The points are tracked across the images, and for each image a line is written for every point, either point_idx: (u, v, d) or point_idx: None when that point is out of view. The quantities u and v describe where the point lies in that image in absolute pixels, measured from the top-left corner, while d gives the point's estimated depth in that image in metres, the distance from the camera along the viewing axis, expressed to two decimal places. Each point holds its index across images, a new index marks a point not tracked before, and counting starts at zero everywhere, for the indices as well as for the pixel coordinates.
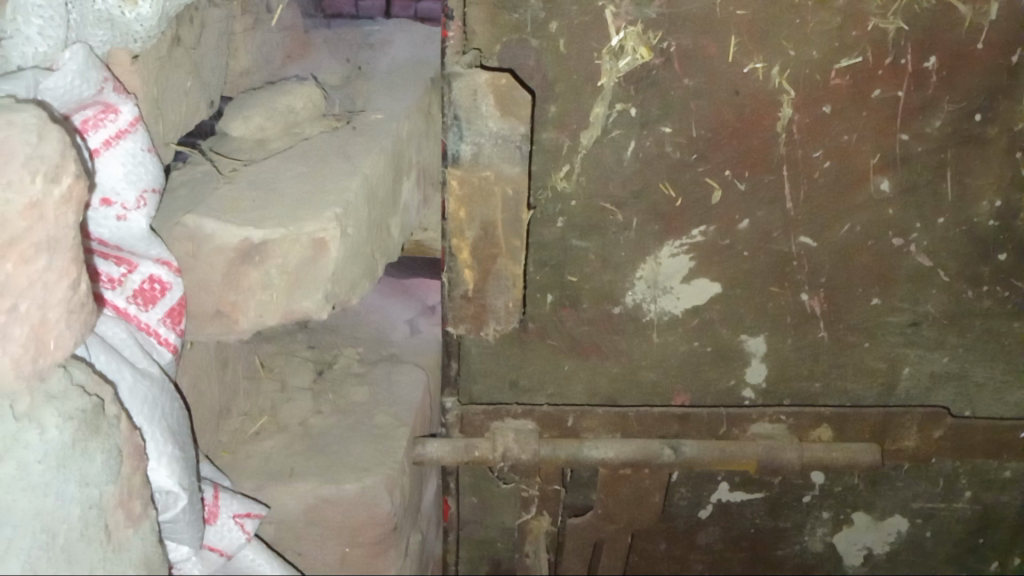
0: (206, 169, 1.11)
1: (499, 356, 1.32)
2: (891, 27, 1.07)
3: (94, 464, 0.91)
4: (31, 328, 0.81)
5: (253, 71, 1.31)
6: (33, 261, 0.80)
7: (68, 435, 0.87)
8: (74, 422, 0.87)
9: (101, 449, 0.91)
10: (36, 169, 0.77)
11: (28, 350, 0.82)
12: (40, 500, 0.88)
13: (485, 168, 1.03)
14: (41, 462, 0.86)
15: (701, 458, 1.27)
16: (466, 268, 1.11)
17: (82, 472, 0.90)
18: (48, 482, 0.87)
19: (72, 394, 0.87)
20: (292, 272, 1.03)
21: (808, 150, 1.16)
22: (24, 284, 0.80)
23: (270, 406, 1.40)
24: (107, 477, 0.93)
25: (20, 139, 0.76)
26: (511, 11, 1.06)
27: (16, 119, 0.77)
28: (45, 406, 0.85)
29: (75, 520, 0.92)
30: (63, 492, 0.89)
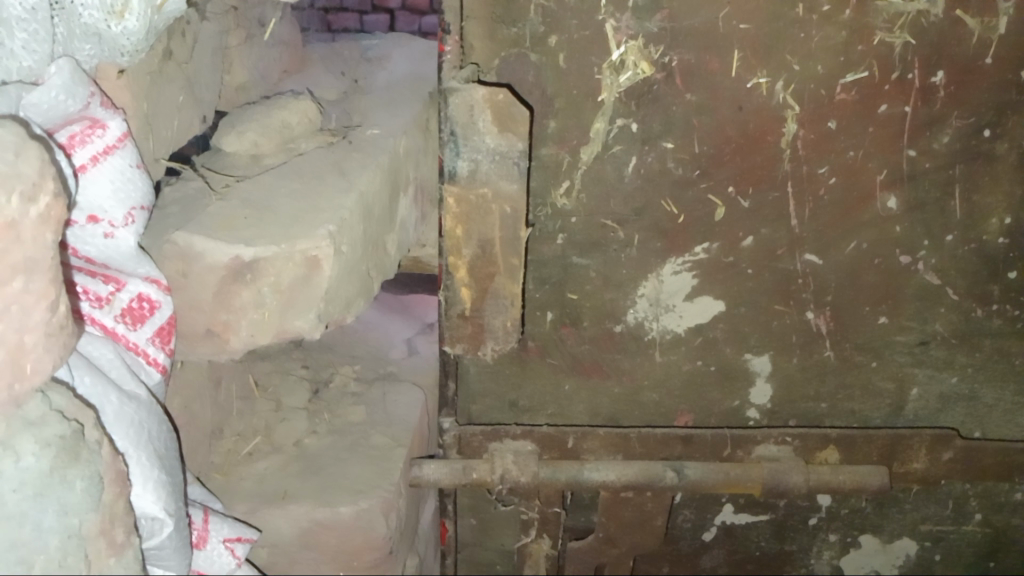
0: (199, 186, 1.09)
1: (499, 377, 1.29)
2: (898, 41, 1.05)
3: (73, 492, 0.88)
4: (8, 352, 0.79)
5: (248, 86, 1.29)
6: (10, 282, 0.77)
7: (45, 462, 0.84)
8: (51, 449, 0.84)
9: (80, 476, 0.88)
10: (13, 187, 0.74)
11: (5, 375, 0.79)
12: (15, 531, 0.84)
13: (482, 185, 1.01)
14: (15, 492, 0.83)
15: (704, 481, 1.25)
16: (464, 286, 1.09)
17: (61, 500, 0.87)
18: (23, 512, 0.84)
19: (50, 419, 0.85)
20: (285, 291, 1.01)
21: (813, 167, 1.13)
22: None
23: (264, 426, 1.37)
24: (88, 505, 0.90)
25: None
26: (510, 25, 1.04)
27: None
28: (22, 433, 0.82)
29: (53, 551, 0.89)
30: (40, 522, 0.86)
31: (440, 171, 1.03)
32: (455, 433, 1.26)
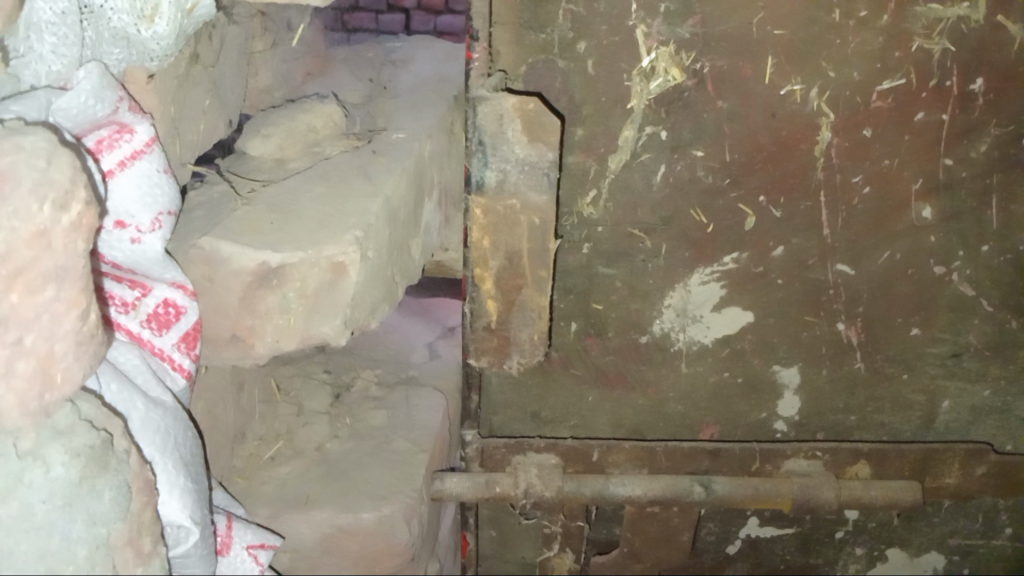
0: (224, 190, 1.08)
1: (521, 387, 1.27)
2: (936, 48, 1.03)
3: (102, 501, 0.86)
4: (37, 361, 0.78)
5: (272, 88, 1.28)
6: (40, 291, 0.76)
7: (74, 472, 0.84)
8: (80, 459, 0.84)
9: (109, 485, 0.87)
10: (44, 194, 0.74)
11: (34, 385, 0.79)
12: (45, 542, 0.84)
13: (510, 196, 1.00)
14: (45, 502, 0.83)
15: (733, 497, 1.23)
16: (490, 297, 1.07)
17: (89, 509, 0.86)
18: (51, 523, 0.84)
19: (79, 429, 0.84)
20: (310, 296, 1.00)
21: (846, 176, 1.11)
22: (29, 316, 0.76)
23: (285, 431, 1.36)
24: (116, 514, 0.88)
25: (27, 165, 0.74)
26: (538, 30, 1.02)
27: (24, 143, 0.75)
28: (50, 442, 0.83)
29: (82, 561, 0.87)
30: (68, 532, 0.85)
31: (467, 180, 1.02)
32: (478, 446, 1.24)
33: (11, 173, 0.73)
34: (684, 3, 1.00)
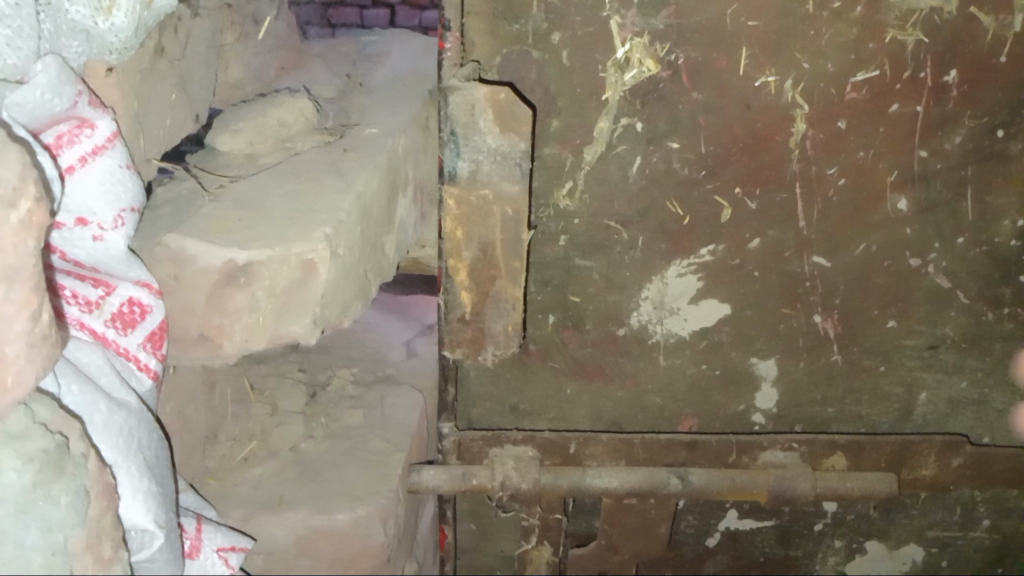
0: (192, 186, 1.06)
1: (499, 379, 1.26)
2: (910, 39, 1.02)
3: (58, 507, 0.85)
4: None
5: (243, 82, 1.26)
6: None
7: (28, 478, 0.81)
8: (35, 464, 0.81)
9: (65, 491, 0.85)
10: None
11: None
12: None
13: (483, 186, 0.98)
14: None
15: (709, 488, 1.22)
16: (464, 289, 1.06)
17: (44, 516, 0.84)
18: (5, 530, 0.82)
19: (33, 433, 0.82)
20: (280, 295, 0.98)
21: (822, 167, 1.11)
22: None
23: (259, 431, 1.34)
24: (73, 521, 0.87)
25: None
26: (512, 21, 1.01)
27: None
28: (4, 448, 0.80)
29: (38, 568, 0.86)
30: (23, 540, 0.84)
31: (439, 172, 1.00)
32: (455, 439, 1.23)
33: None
34: None
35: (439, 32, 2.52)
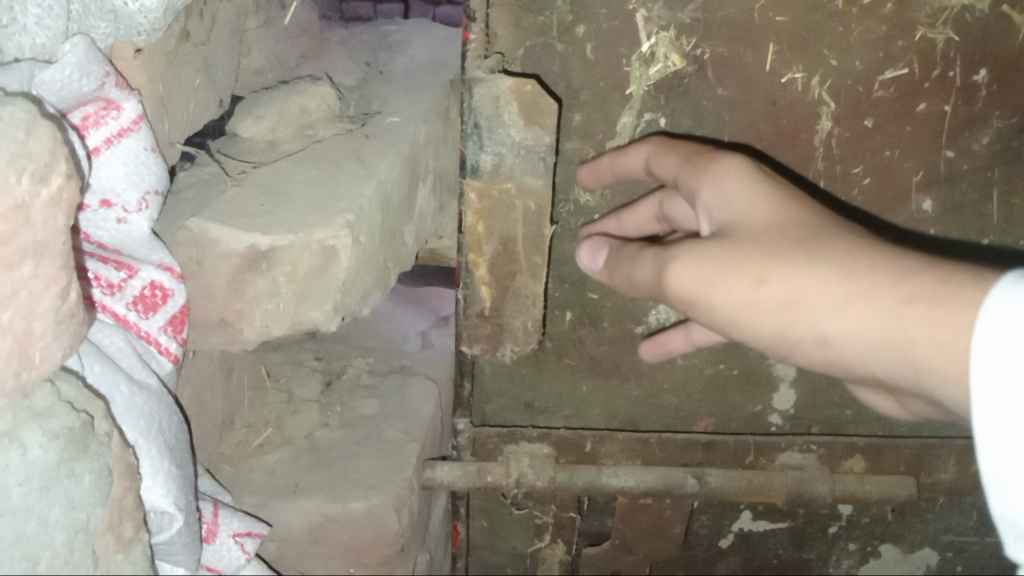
0: (214, 171, 1.06)
1: (515, 376, 1.25)
2: (940, 37, 1.03)
3: (82, 485, 0.84)
4: (16, 340, 0.74)
5: (265, 70, 1.26)
6: (19, 266, 0.73)
7: (53, 455, 0.80)
8: (60, 441, 0.80)
9: (88, 469, 0.85)
10: (22, 168, 0.71)
11: (13, 364, 0.75)
12: (20, 526, 0.80)
13: (506, 180, 0.98)
14: (21, 486, 0.79)
15: (726, 489, 1.23)
16: (484, 284, 1.06)
17: (67, 493, 0.83)
18: (28, 506, 0.80)
19: (58, 411, 0.81)
20: (301, 281, 0.99)
21: (847, 166, 1.11)
22: (7, 293, 0.72)
23: (275, 418, 1.35)
24: (96, 499, 0.87)
25: (8, 136, 0.70)
26: (536, 13, 1.00)
27: (5, 112, 0.71)
28: (29, 424, 0.78)
29: (59, 546, 0.84)
30: (46, 516, 0.82)
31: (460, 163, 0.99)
32: (470, 434, 1.23)
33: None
34: None
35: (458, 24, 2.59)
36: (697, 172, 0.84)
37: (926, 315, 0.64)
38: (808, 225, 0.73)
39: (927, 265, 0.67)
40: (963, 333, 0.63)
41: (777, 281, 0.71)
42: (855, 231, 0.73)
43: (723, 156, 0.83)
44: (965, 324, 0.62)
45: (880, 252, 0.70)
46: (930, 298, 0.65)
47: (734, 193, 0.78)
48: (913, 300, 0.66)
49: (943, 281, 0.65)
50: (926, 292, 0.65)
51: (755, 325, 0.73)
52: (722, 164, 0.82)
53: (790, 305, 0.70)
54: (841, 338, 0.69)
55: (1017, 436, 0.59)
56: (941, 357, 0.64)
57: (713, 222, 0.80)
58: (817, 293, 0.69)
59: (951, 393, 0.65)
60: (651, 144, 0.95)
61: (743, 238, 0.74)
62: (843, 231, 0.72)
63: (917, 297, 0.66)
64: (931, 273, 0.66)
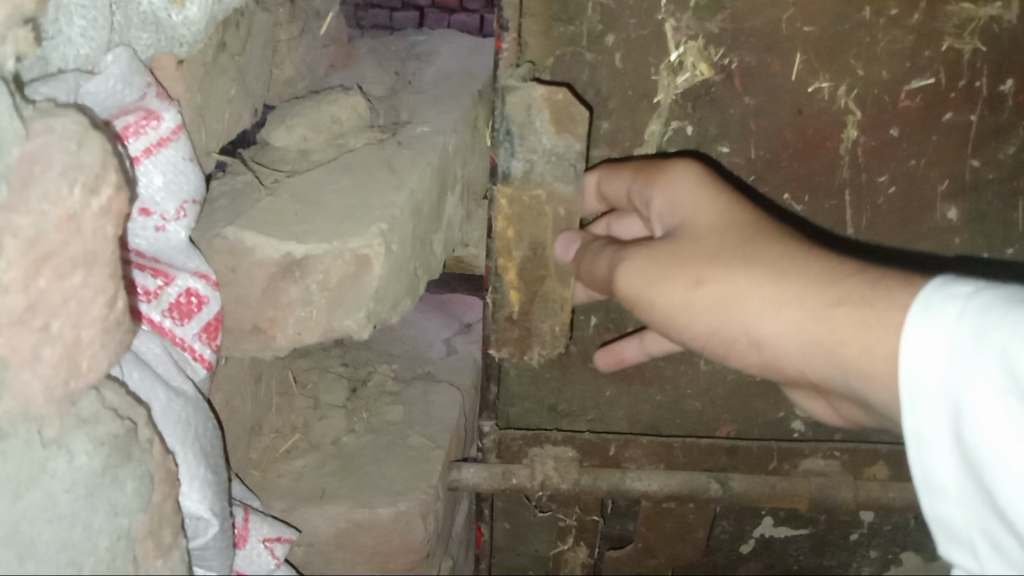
0: (247, 179, 1.07)
1: (539, 379, 1.25)
2: (967, 47, 1.03)
3: (124, 492, 0.83)
4: (63, 347, 0.76)
5: (296, 79, 1.27)
6: (69, 276, 0.74)
7: (98, 462, 0.80)
8: (105, 448, 0.80)
9: (131, 475, 0.84)
10: (74, 179, 0.71)
11: (61, 371, 0.76)
12: (66, 533, 0.80)
13: (536, 185, 0.99)
14: (68, 491, 0.79)
15: (749, 495, 1.24)
16: (513, 288, 1.07)
17: (110, 500, 0.82)
18: (75, 512, 0.80)
19: (104, 417, 0.81)
20: (333, 289, 1.00)
21: (872, 174, 1.12)
22: (58, 301, 0.74)
23: (302, 424, 1.36)
24: (138, 505, 0.85)
25: (60, 148, 0.71)
26: (566, 22, 1.01)
27: (56, 124, 0.72)
28: (75, 431, 0.79)
29: (103, 553, 0.83)
30: (91, 523, 0.81)
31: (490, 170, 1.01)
32: (496, 437, 1.23)
33: (43, 155, 0.71)
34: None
35: (492, 33, 2.63)
36: (650, 182, 0.92)
37: (856, 316, 0.71)
38: (748, 231, 0.80)
39: (856, 270, 0.74)
40: (890, 335, 0.69)
41: (714, 285, 0.79)
42: (792, 239, 0.80)
43: (673, 163, 0.92)
44: (892, 326, 0.69)
45: (808, 254, 0.77)
46: (859, 301, 0.72)
47: (686, 202, 0.86)
48: (842, 302, 0.72)
49: (871, 287, 0.72)
50: (854, 296, 0.72)
51: (694, 324, 0.81)
52: (679, 173, 0.90)
53: (726, 305, 0.78)
54: (772, 338, 0.76)
55: (934, 401, 0.67)
56: (868, 358, 0.70)
57: (669, 227, 0.88)
58: (750, 295, 0.77)
59: (874, 390, 0.71)
60: (601, 167, 1.03)
61: (687, 241, 0.82)
62: (783, 238, 0.79)
63: (842, 297, 0.73)
64: (860, 278, 0.73)
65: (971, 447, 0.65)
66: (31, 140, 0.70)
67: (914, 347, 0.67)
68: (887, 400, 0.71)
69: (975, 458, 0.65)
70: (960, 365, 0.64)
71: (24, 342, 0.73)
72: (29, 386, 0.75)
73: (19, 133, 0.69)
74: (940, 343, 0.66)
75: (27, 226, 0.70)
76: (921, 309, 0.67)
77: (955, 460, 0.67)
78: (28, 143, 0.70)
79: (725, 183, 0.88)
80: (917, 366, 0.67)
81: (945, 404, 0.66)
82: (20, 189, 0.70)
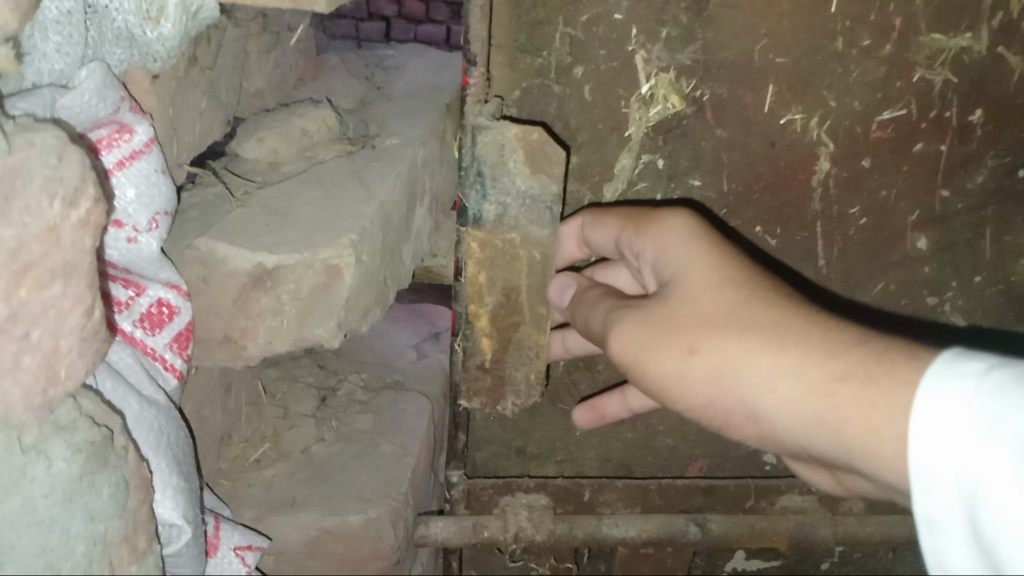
0: (220, 191, 1.09)
1: (506, 424, 1.26)
2: (938, 78, 1.05)
3: (100, 498, 0.86)
4: (42, 357, 0.79)
5: (267, 92, 1.28)
6: (48, 286, 0.77)
7: (75, 468, 0.83)
8: (82, 455, 0.83)
9: (108, 482, 0.86)
10: (54, 193, 0.74)
11: (39, 380, 0.79)
12: (44, 537, 0.84)
13: (509, 230, 1.00)
14: (46, 497, 0.83)
15: (727, 535, 1.28)
16: (484, 335, 1.08)
17: (88, 505, 0.85)
18: (52, 517, 0.84)
19: (81, 425, 0.84)
20: (304, 299, 1.01)
21: (844, 207, 1.14)
22: (37, 310, 0.77)
23: (272, 433, 1.37)
24: (114, 511, 0.88)
25: (40, 161, 0.74)
26: (534, 54, 1.01)
27: (36, 139, 0.75)
28: (53, 438, 0.82)
29: (79, 558, 0.87)
30: (68, 527, 0.85)
31: (461, 213, 1.01)
32: (466, 487, 1.26)
33: (23, 168, 0.73)
34: (686, 30, 1.00)
35: (461, 45, 2.63)
36: (642, 232, 0.92)
37: (859, 393, 0.70)
38: (747, 294, 0.80)
39: (860, 340, 0.73)
40: (899, 414, 0.67)
41: (708, 351, 0.78)
42: (795, 306, 0.78)
43: (674, 214, 0.91)
44: (899, 405, 0.67)
45: (810, 321, 0.76)
46: (862, 376, 0.70)
47: (678, 256, 0.86)
48: (845, 377, 0.71)
49: (876, 361, 0.71)
50: (859, 372, 0.71)
51: (690, 392, 0.80)
52: (674, 225, 0.89)
53: (720, 374, 0.78)
54: (771, 413, 0.76)
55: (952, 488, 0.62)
56: (873, 438, 0.68)
57: (662, 279, 0.88)
58: (746, 366, 0.76)
59: (883, 475, 0.69)
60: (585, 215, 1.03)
61: (681, 301, 0.82)
62: (785, 303, 0.78)
63: (846, 371, 0.71)
64: (865, 351, 0.72)
65: (990, 542, 0.60)
66: (14, 154, 0.73)
67: (923, 422, 0.65)
68: (893, 483, 0.69)
69: (995, 554, 0.60)
70: (971, 445, 0.61)
71: (6, 352, 0.76)
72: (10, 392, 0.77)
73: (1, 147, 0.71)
74: (956, 420, 0.63)
75: (9, 238, 0.72)
76: (933, 382, 0.65)
77: (972, 558, 0.62)
78: (11, 156, 0.72)
79: (721, 235, 0.87)
80: (928, 446, 0.64)
81: (957, 491, 0.62)
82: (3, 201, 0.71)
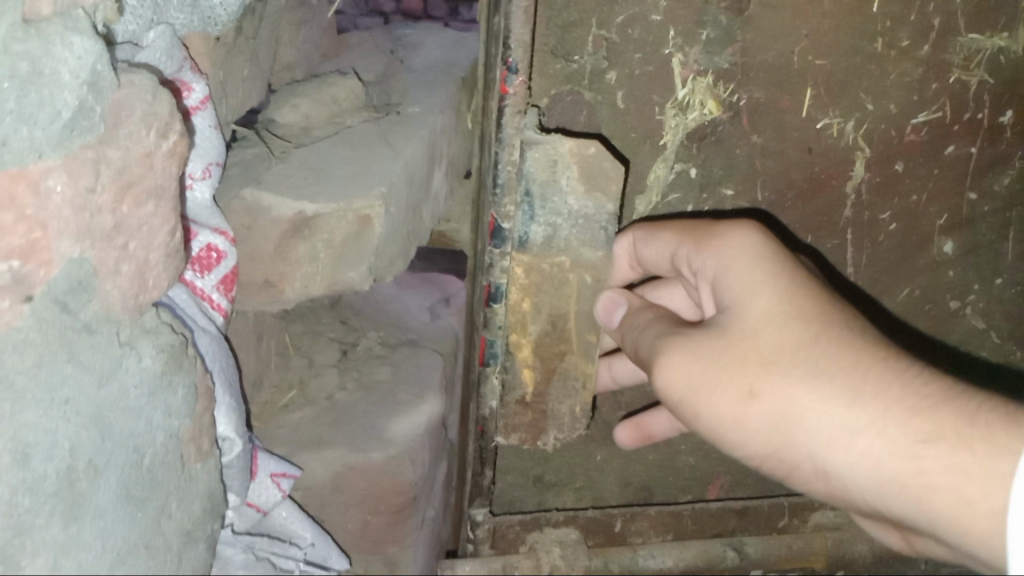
0: (258, 151, 1.09)
1: (524, 453, 1.27)
2: (973, 79, 1.04)
3: (176, 396, 0.92)
4: (136, 267, 0.83)
5: (297, 62, 1.28)
6: (143, 204, 0.82)
7: (160, 364, 0.88)
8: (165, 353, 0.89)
9: (182, 382, 0.92)
10: (150, 124, 0.79)
11: (134, 286, 0.84)
12: (138, 425, 0.88)
13: (558, 253, 0.98)
14: (137, 387, 0.86)
15: (765, 557, 1.35)
16: (527, 367, 1.05)
17: (166, 402, 0.91)
18: (141, 406, 0.88)
19: (163, 330, 0.89)
20: (338, 247, 1.04)
21: (875, 212, 1.12)
22: (134, 225, 0.82)
23: (298, 381, 1.40)
24: (185, 411, 0.94)
25: (139, 98, 0.78)
26: (564, 58, 0.99)
27: (135, 79, 0.78)
28: (141, 338, 0.86)
29: (160, 445, 0.92)
30: (151, 418, 0.89)
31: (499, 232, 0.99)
32: (492, 526, 1.26)
33: (125, 103, 0.76)
34: (725, 33, 0.99)
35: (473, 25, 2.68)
36: (700, 248, 0.91)
37: (952, 460, 0.71)
38: (814, 328, 0.79)
39: (947, 397, 0.74)
40: (994, 487, 0.69)
41: (773, 397, 0.78)
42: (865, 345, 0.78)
43: (732, 228, 0.90)
44: (998, 478, 0.69)
45: (881, 365, 0.76)
46: (953, 439, 0.72)
47: (739, 279, 0.84)
48: (932, 441, 0.72)
49: (966, 424, 0.72)
50: (948, 434, 0.72)
51: (754, 438, 0.80)
52: (734, 241, 0.88)
53: (788, 421, 0.78)
54: (844, 468, 0.77)
55: None
56: (967, 509, 0.70)
57: (721, 295, 0.86)
58: (814, 413, 0.77)
59: (970, 546, 0.71)
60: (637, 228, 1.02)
61: (741, 335, 0.81)
62: (851, 339, 0.78)
63: (932, 433, 0.73)
64: (952, 410, 0.73)
65: None
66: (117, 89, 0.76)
67: None
68: (982, 553, 0.71)
69: None
70: None
71: (109, 257, 0.80)
72: (108, 292, 0.81)
73: (111, 84, 0.74)
74: None
75: (116, 158, 0.77)
76: None
77: None
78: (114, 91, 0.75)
79: (783, 249, 0.87)
80: None
81: None
82: (111, 128, 0.76)
